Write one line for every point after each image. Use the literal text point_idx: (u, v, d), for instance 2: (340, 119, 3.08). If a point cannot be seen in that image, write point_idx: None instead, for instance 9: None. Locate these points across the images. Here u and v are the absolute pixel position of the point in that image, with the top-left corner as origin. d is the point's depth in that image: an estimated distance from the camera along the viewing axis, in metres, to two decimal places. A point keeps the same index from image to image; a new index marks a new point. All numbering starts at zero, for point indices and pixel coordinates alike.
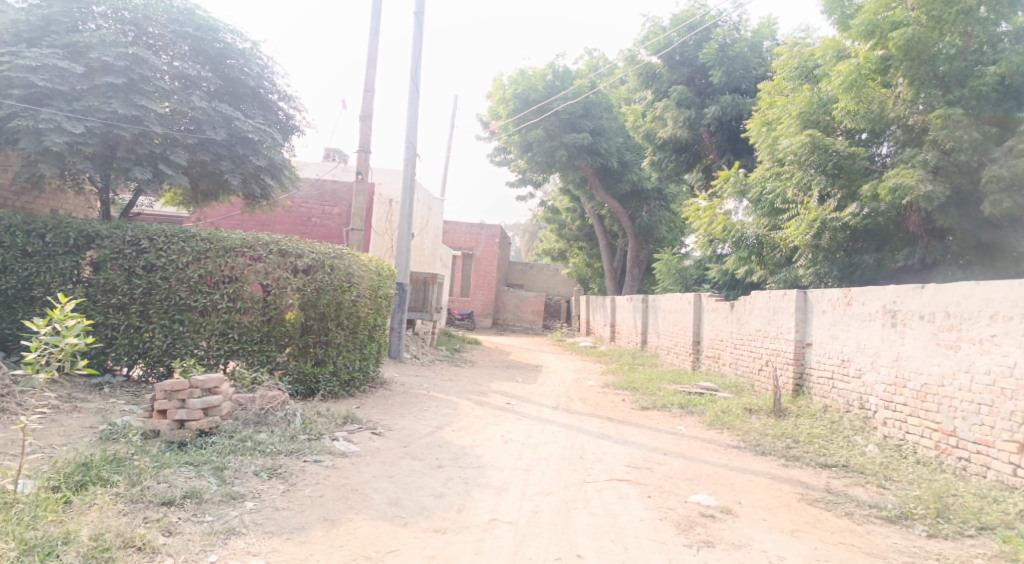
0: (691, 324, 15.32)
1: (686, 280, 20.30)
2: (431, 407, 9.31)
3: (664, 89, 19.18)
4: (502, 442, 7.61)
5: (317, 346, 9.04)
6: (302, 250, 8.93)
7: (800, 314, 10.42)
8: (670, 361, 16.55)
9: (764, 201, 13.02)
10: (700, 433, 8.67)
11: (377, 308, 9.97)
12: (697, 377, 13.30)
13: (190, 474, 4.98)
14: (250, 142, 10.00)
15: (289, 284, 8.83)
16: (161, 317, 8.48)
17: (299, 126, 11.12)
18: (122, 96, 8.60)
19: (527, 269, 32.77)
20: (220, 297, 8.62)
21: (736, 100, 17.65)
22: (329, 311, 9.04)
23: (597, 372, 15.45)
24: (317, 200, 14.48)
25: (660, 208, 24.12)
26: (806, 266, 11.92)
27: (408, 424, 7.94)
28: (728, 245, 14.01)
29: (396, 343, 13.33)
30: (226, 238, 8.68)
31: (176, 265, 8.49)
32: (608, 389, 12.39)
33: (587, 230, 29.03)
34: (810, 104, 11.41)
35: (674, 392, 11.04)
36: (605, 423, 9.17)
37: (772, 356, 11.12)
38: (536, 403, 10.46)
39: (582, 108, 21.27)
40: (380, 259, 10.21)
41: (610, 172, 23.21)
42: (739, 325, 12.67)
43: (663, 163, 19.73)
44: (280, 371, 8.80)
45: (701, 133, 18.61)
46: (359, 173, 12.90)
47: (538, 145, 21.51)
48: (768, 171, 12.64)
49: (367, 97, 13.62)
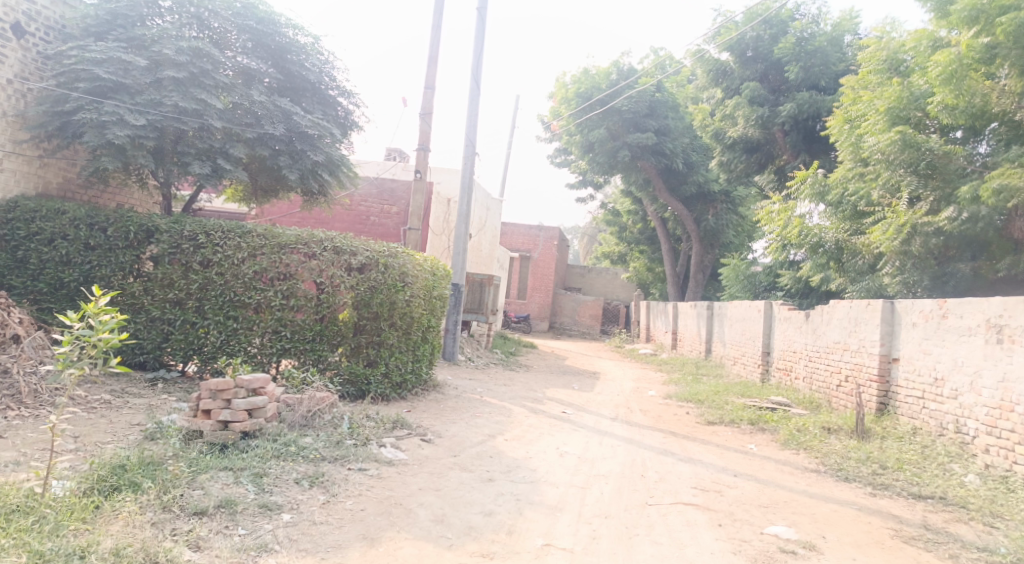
0: (760, 334, 14.52)
1: (754, 287, 19.40)
2: (485, 414, 8.93)
3: (736, 87, 18.40)
4: (557, 455, 7.14)
5: (369, 347, 8.73)
6: (356, 248, 8.65)
7: (886, 327, 9.61)
8: (736, 372, 15.77)
9: (846, 203, 12.18)
10: (773, 453, 8.01)
11: (432, 309, 9.63)
12: (767, 390, 12.54)
13: (228, 481, 4.67)
14: (309, 138, 9.72)
15: (342, 283, 8.55)
16: (215, 313, 8.30)
17: (358, 124, 10.86)
18: (183, 89, 8.36)
19: (586, 272, 32.18)
20: (274, 294, 8.39)
21: (814, 97, 16.74)
22: (382, 310, 8.71)
23: (658, 381, 14.82)
24: (376, 198, 14.30)
25: (726, 211, 23.23)
26: (892, 274, 11.09)
27: (460, 431, 7.57)
28: (802, 250, 13.17)
29: (451, 345, 13.04)
30: (281, 234, 8.45)
31: (231, 261, 8.30)
32: (671, 400, 11.77)
33: (649, 234, 28.25)
34: (900, 99, 10.57)
35: (743, 406, 10.35)
36: (669, 437, 8.60)
37: (852, 371, 10.32)
38: (594, 412, 9.98)
39: (647, 107, 20.42)
40: (435, 259, 9.88)
41: (675, 173, 22.44)
42: (815, 336, 11.87)
43: (732, 164, 18.89)
44: (332, 371, 8.52)
45: (775, 132, 17.66)
46: (418, 171, 12.65)
47: (600, 145, 20.96)
48: (850, 171, 11.77)
49: (428, 94, 13.36)
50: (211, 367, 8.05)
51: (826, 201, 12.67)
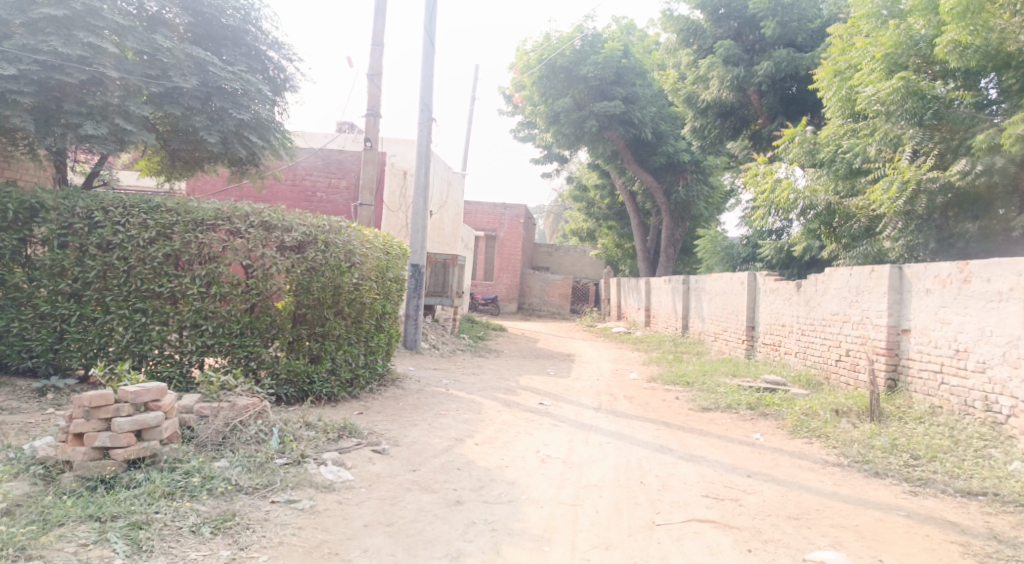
0: (744, 308, 13.55)
1: (732, 259, 18.45)
2: (450, 411, 7.71)
3: (708, 46, 17.29)
4: (538, 461, 5.96)
5: (311, 340, 7.48)
6: (290, 223, 7.29)
7: (895, 295, 8.64)
8: (718, 349, 14.84)
9: (840, 160, 11.30)
10: (783, 443, 6.98)
11: (385, 294, 8.38)
12: (757, 368, 11.57)
13: (86, 541, 3.54)
14: (231, 95, 8.34)
15: (275, 265, 7.21)
16: (118, 305, 6.90)
17: (292, 83, 9.47)
18: (65, 33, 6.88)
19: (553, 251, 31.07)
20: (191, 281, 6.98)
21: (792, 54, 15.76)
22: (326, 296, 7.43)
23: (637, 362, 13.79)
24: (322, 171, 12.89)
25: (697, 181, 22.18)
26: (893, 237, 10.20)
27: (420, 437, 6.35)
28: (790, 216, 12.17)
29: (411, 332, 11.79)
30: (197, 209, 7.05)
31: (136, 242, 6.88)
32: (655, 383, 10.70)
33: (618, 208, 27.18)
34: (898, 44, 9.72)
35: (737, 388, 9.32)
36: (661, 429, 7.49)
37: (855, 345, 9.36)
38: (574, 402, 8.85)
39: (614, 73, 19.20)
40: (387, 236, 8.59)
41: (644, 143, 21.35)
42: (808, 307, 10.90)
43: (707, 130, 17.96)
44: (266, 371, 7.23)
45: (750, 93, 16.67)
46: (367, 140, 11.33)
47: (565, 115, 19.71)
48: (841, 127, 10.96)
49: (376, 53, 11.97)
50: (115, 372, 6.66)
51: (816, 160, 11.77)
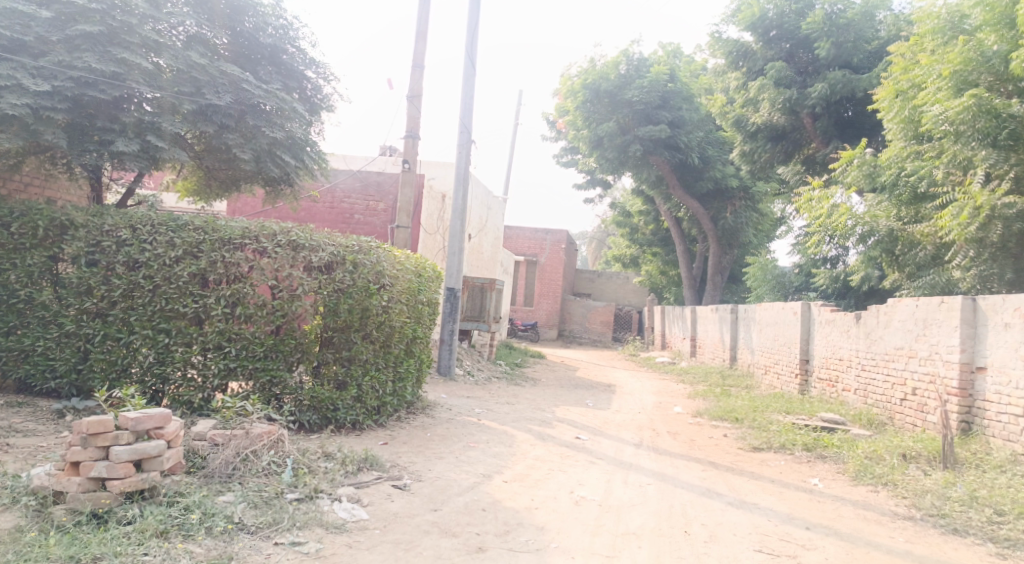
0: (797, 340, 12.81)
1: (783, 288, 17.68)
2: (482, 444, 7.27)
3: (759, 69, 16.69)
4: (572, 503, 5.48)
5: (338, 365, 7.15)
6: (318, 243, 7.01)
7: (968, 328, 7.94)
8: (769, 383, 14.08)
9: (903, 185, 10.57)
10: (845, 491, 6.36)
11: (417, 317, 8.03)
12: (812, 404, 10.84)
13: None
14: (264, 113, 8.19)
15: (301, 286, 6.93)
16: (142, 325, 6.66)
17: (329, 102, 9.30)
18: (100, 49, 6.81)
19: (595, 277, 30.53)
20: (216, 301, 6.72)
21: (848, 76, 15.10)
22: (353, 319, 7.11)
23: (682, 395, 13.12)
24: (360, 194, 12.72)
25: (746, 208, 21.49)
26: (964, 266, 9.45)
27: (446, 471, 5.93)
28: (848, 243, 11.47)
29: (446, 358, 11.42)
30: (224, 227, 6.81)
31: (162, 261, 6.66)
32: (702, 418, 10.07)
33: (663, 234, 26.54)
34: (968, 61, 9.13)
35: (791, 426, 8.66)
36: (708, 470, 6.92)
37: (922, 382, 8.64)
38: (614, 437, 8.32)
39: (659, 98, 18.71)
40: (420, 257, 8.28)
41: (690, 169, 20.74)
42: (868, 341, 10.18)
43: (756, 154, 17.27)
44: (289, 397, 6.92)
45: (803, 116, 16.05)
46: (405, 161, 11.10)
47: (609, 140, 19.31)
48: (904, 150, 10.28)
49: (416, 75, 11.80)
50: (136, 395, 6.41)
51: (876, 183, 11.06)
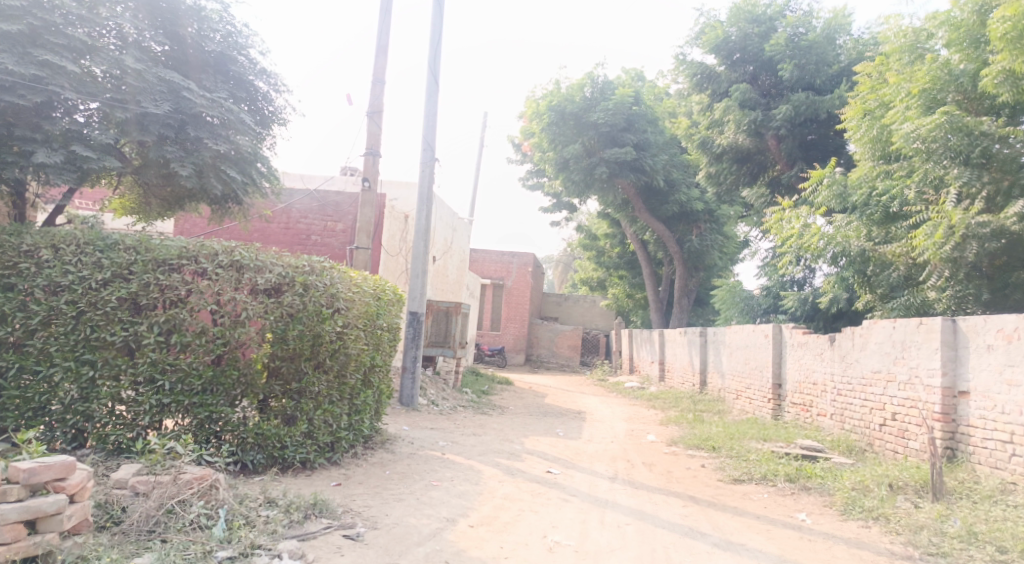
0: (769, 364, 12.50)
1: (752, 310, 17.47)
2: (445, 481, 6.69)
3: (723, 91, 16.58)
4: (545, 550, 4.97)
5: (286, 398, 6.53)
6: (264, 263, 6.43)
7: (949, 351, 7.65)
8: (740, 408, 13.76)
9: (874, 204, 10.35)
10: (834, 527, 5.96)
11: (376, 344, 7.47)
12: (788, 430, 10.51)
13: None
14: (208, 124, 7.62)
15: (245, 310, 6.30)
16: (63, 357, 5.88)
17: (281, 116, 8.78)
18: (19, 51, 6.23)
19: (561, 301, 30.18)
20: (148, 328, 6.04)
21: (811, 98, 15.06)
22: (303, 346, 6.52)
23: (653, 422, 12.71)
24: (318, 214, 12.13)
25: (711, 231, 21.38)
26: (939, 288, 9.22)
27: (404, 516, 5.35)
28: (821, 263, 11.19)
29: (408, 387, 10.83)
30: (159, 247, 6.17)
31: (88, 284, 5.93)
32: (677, 446, 9.65)
33: (629, 257, 26.32)
34: (936, 79, 8.98)
35: (770, 455, 8.28)
36: (688, 507, 6.45)
37: (901, 408, 8.35)
38: (586, 470, 7.83)
39: (624, 120, 18.49)
40: (378, 279, 7.73)
41: (655, 192, 20.57)
42: (844, 364, 9.90)
43: (722, 176, 17.08)
44: (230, 434, 6.28)
45: (767, 138, 15.87)
46: (364, 180, 10.59)
47: (575, 162, 18.97)
48: (874, 169, 10.12)
49: (376, 91, 11.31)
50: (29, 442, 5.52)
51: (848, 203, 10.86)
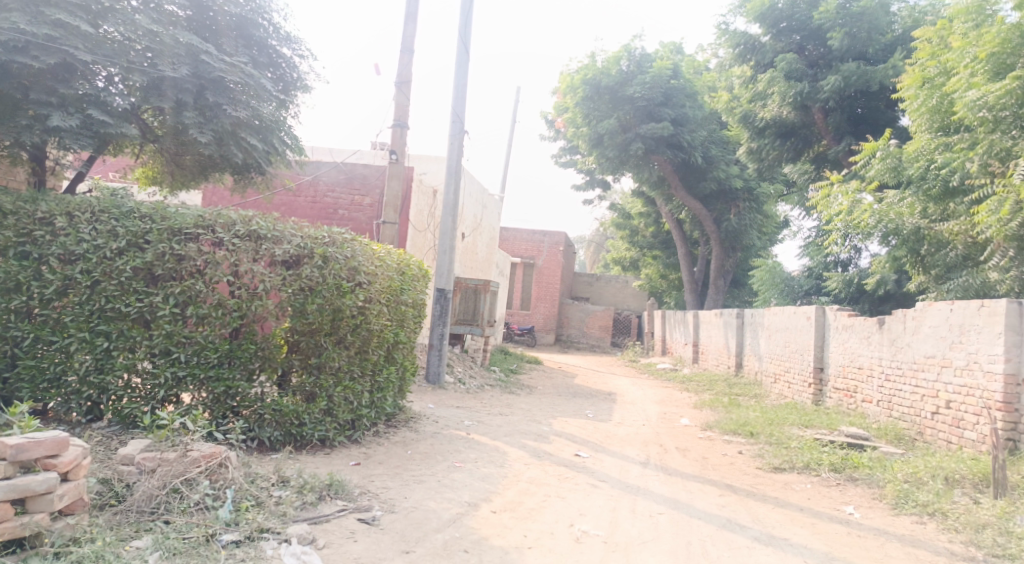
0: (811, 347, 11.96)
1: (792, 292, 16.83)
2: (469, 463, 6.39)
3: (767, 62, 15.83)
4: (573, 540, 4.65)
5: (305, 373, 6.29)
6: (283, 234, 6.15)
7: (1014, 336, 7.09)
8: (778, 392, 13.25)
9: (932, 178, 9.58)
10: (885, 523, 5.52)
11: (400, 320, 7.18)
12: (829, 416, 10.02)
13: None
14: (228, 90, 7.36)
15: (263, 283, 6.04)
16: (78, 327, 5.67)
17: (305, 83, 8.48)
18: (32, 10, 6.03)
19: (593, 281, 29.72)
20: (164, 300, 5.79)
21: (862, 68, 14.26)
22: (323, 321, 6.24)
23: (687, 405, 12.29)
24: (345, 187, 11.85)
25: (750, 210, 20.65)
26: (1002, 268, 8.59)
27: (424, 500, 5.06)
28: (871, 241, 10.58)
29: (435, 364, 10.57)
30: (175, 215, 5.91)
31: (102, 252, 5.70)
32: (712, 431, 9.25)
33: (664, 237, 25.68)
34: (1005, 42, 8.28)
35: (813, 443, 7.83)
36: (726, 496, 6.06)
37: (957, 395, 7.83)
38: (617, 454, 7.48)
39: (662, 94, 17.85)
40: (403, 253, 7.41)
41: (692, 168, 19.92)
42: (893, 348, 9.36)
43: (763, 151, 16.38)
44: (247, 410, 6.05)
45: (813, 111, 15.17)
46: (392, 152, 10.27)
47: (609, 137, 18.39)
48: (932, 141, 9.47)
49: (405, 60, 10.94)
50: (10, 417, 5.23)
51: (902, 177, 10.20)
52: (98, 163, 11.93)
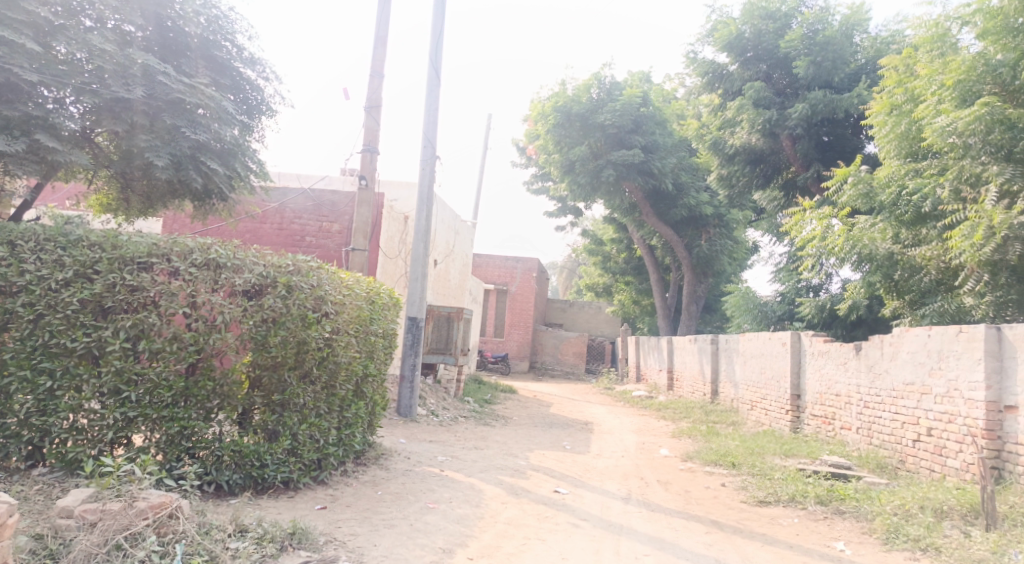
0: (787, 373, 11.85)
1: (766, 317, 16.81)
2: (443, 504, 6.04)
3: (736, 90, 15.94)
4: None
5: (268, 410, 5.92)
6: (244, 263, 5.81)
7: (994, 362, 7.01)
8: (755, 419, 13.10)
9: (904, 204, 9.57)
10: (877, 560, 5.30)
11: (369, 352, 6.86)
12: (808, 444, 9.87)
13: None
14: (187, 112, 7.07)
15: (222, 315, 5.68)
16: (18, 365, 5.24)
17: (269, 106, 8.22)
18: None
19: (566, 308, 29.57)
20: (114, 334, 5.39)
21: (829, 95, 14.40)
22: (287, 355, 5.89)
23: (664, 434, 12.06)
24: (313, 214, 11.52)
25: (720, 236, 20.67)
26: (978, 293, 8.55)
27: (395, 547, 4.72)
28: (845, 266, 10.54)
29: (407, 397, 10.21)
30: (127, 243, 5.53)
31: (46, 284, 5.30)
32: (692, 462, 9.02)
33: (636, 263, 25.66)
34: (971, 69, 8.33)
35: (796, 473, 7.64)
36: (711, 534, 5.80)
37: (938, 422, 7.71)
38: (596, 489, 7.20)
39: (632, 121, 17.88)
40: (372, 281, 7.11)
41: (664, 195, 19.94)
42: (872, 375, 9.25)
43: (734, 178, 16.44)
44: (204, 452, 5.66)
45: (782, 138, 15.27)
46: (361, 178, 10.01)
47: (581, 164, 18.36)
48: (902, 167, 9.50)
49: (374, 84, 10.73)
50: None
51: (874, 203, 10.15)
52: (49, 190, 11.60)
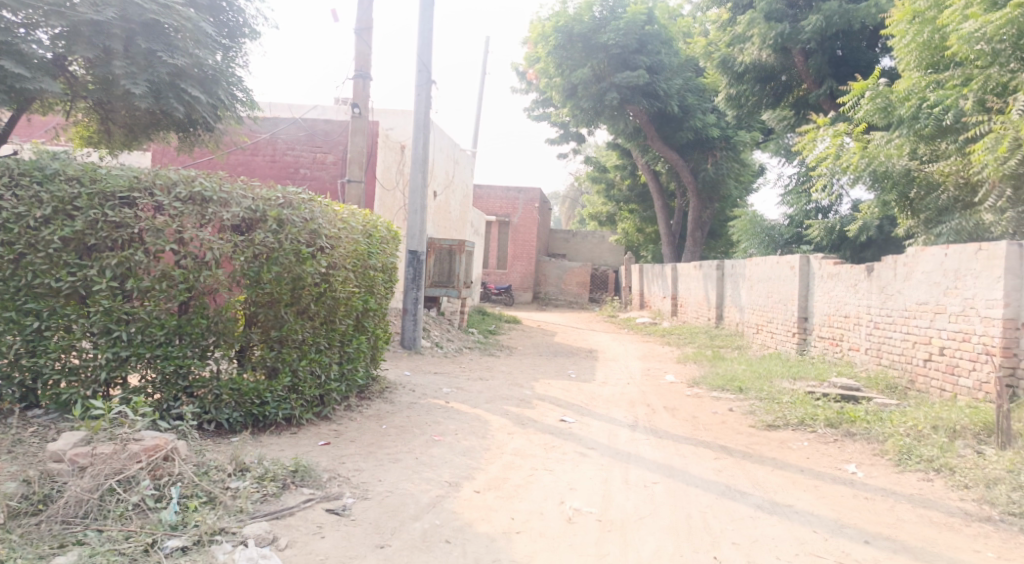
0: (794, 296, 11.68)
1: (773, 241, 16.53)
2: (449, 436, 5.96)
3: (745, 3, 15.14)
4: (564, 521, 4.27)
5: (265, 347, 5.76)
6: (232, 197, 5.56)
7: (1014, 280, 6.79)
8: (761, 343, 13.03)
9: (924, 117, 9.04)
10: (891, 482, 5.22)
11: (369, 286, 6.68)
12: (814, 367, 9.78)
13: None
14: (164, 35, 6.71)
15: (212, 250, 5.45)
16: (3, 306, 5.06)
17: (252, 28, 7.80)
18: None
19: (570, 237, 29.29)
20: (100, 273, 5.18)
21: (844, 6, 13.65)
22: (282, 291, 5.71)
23: (670, 360, 12.00)
24: (305, 145, 11.15)
25: (728, 159, 19.94)
26: (998, 209, 8.25)
27: (400, 482, 4.63)
28: (859, 185, 10.25)
29: (410, 329, 10.09)
30: (107, 177, 5.26)
31: (24, 222, 5.05)
32: (698, 387, 8.95)
33: (640, 190, 25.21)
34: None
35: (805, 396, 7.54)
36: (721, 459, 5.72)
37: (952, 342, 7.56)
38: (604, 417, 7.12)
39: (637, 40, 17.16)
40: (369, 213, 6.86)
41: (669, 118, 19.33)
42: (883, 295, 9.07)
43: (743, 97, 15.92)
44: (202, 391, 5.53)
45: (793, 54, 14.62)
46: (354, 106, 9.62)
47: (583, 88, 17.76)
48: (923, 78, 9.07)
49: (364, 5, 10.17)
50: None
51: (893, 118, 9.73)
52: (29, 125, 11.22)
